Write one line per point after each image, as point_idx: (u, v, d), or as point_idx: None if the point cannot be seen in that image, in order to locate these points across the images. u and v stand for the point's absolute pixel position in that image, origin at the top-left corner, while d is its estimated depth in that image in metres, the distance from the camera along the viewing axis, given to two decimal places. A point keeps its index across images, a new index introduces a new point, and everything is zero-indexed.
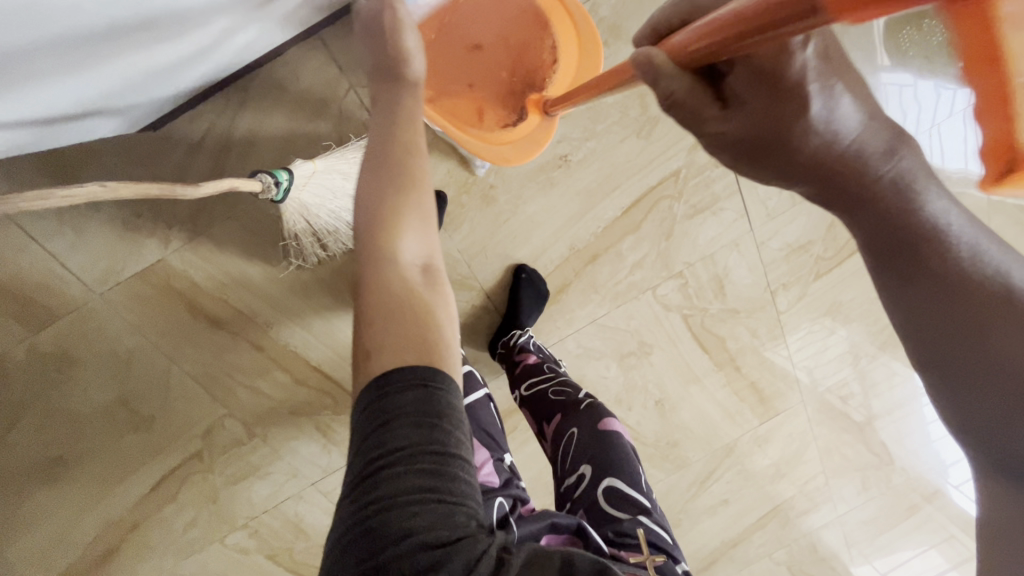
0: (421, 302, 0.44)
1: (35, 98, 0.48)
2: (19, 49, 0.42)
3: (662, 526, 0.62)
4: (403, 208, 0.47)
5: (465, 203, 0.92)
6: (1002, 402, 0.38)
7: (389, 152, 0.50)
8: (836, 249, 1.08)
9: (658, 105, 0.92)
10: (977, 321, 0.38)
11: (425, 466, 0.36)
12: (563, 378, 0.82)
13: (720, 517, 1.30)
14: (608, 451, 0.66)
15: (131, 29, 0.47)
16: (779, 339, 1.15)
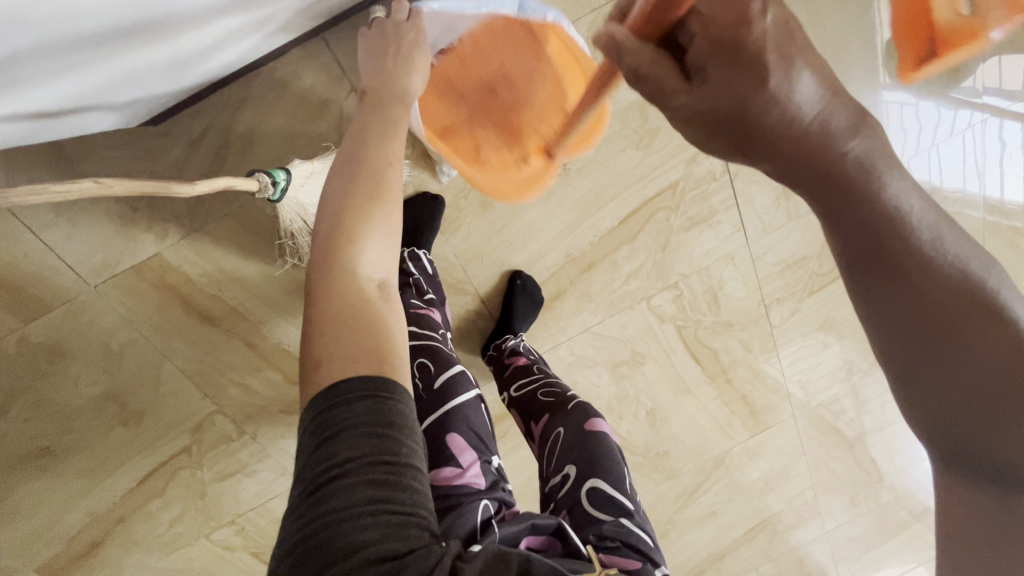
0: (378, 312, 0.42)
1: (35, 91, 0.48)
2: (22, 45, 0.42)
3: (645, 529, 0.60)
4: (370, 213, 0.46)
5: (463, 207, 0.92)
6: (968, 397, 0.37)
7: (363, 160, 0.49)
8: (832, 265, 1.08)
9: (659, 117, 0.92)
10: (947, 321, 0.37)
11: (375, 477, 0.34)
12: (552, 379, 0.82)
13: (708, 529, 1.30)
14: (594, 452, 0.65)
15: (130, 26, 0.48)
16: (772, 352, 1.15)
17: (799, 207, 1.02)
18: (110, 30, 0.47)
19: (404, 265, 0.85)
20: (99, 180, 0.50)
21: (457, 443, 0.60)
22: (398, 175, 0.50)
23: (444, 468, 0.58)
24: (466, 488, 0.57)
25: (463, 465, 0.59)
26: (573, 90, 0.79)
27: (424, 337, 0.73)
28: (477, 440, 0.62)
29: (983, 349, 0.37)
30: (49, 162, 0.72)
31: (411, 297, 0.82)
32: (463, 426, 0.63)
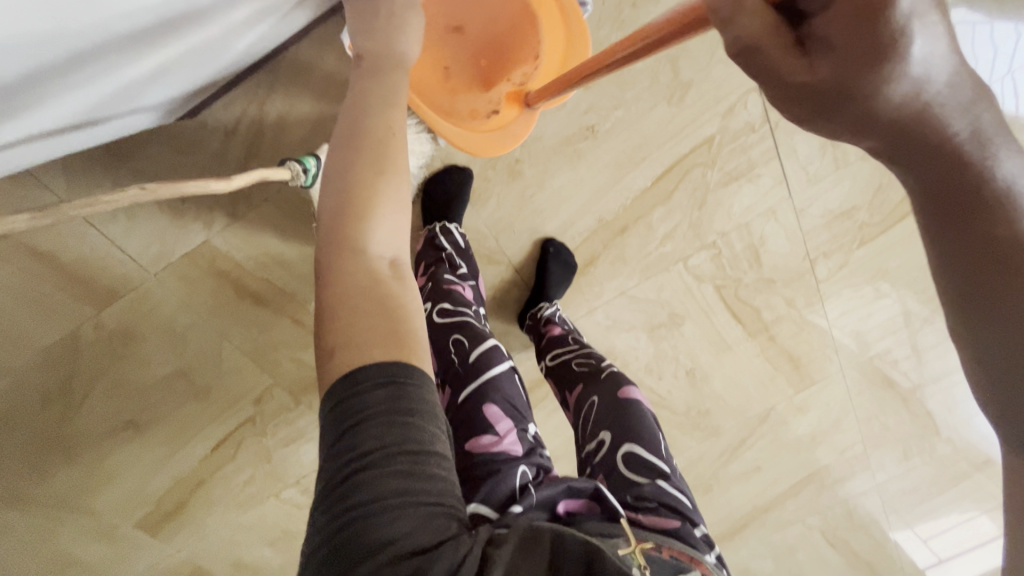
0: (391, 294, 0.43)
1: (72, 103, 0.50)
2: (58, 61, 0.44)
3: (683, 490, 0.61)
4: (377, 191, 0.47)
5: (491, 177, 0.91)
6: None
7: (365, 138, 0.49)
8: (885, 213, 1.02)
9: (691, 69, 0.87)
10: None
11: (399, 467, 0.36)
12: (587, 349, 0.83)
13: (752, 484, 1.32)
14: (628, 420, 0.66)
15: (151, 29, 0.48)
16: (817, 308, 1.12)
17: (847, 153, 0.96)
18: (133, 37, 0.48)
19: (437, 241, 0.85)
20: (145, 186, 0.53)
21: (493, 413, 0.62)
22: (403, 149, 0.50)
23: (481, 436, 0.60)
24: (503, 455, 0.58)
25: (500, 433, 0.60)
26: (550, 32, 0.80)
27: (457, 314, 0.74)
28: (513, 412, 0.64)
29: None
30: (99, 164, 0.75)
31: (445, 273, 0.82)
32: (500, 397, 0.64)
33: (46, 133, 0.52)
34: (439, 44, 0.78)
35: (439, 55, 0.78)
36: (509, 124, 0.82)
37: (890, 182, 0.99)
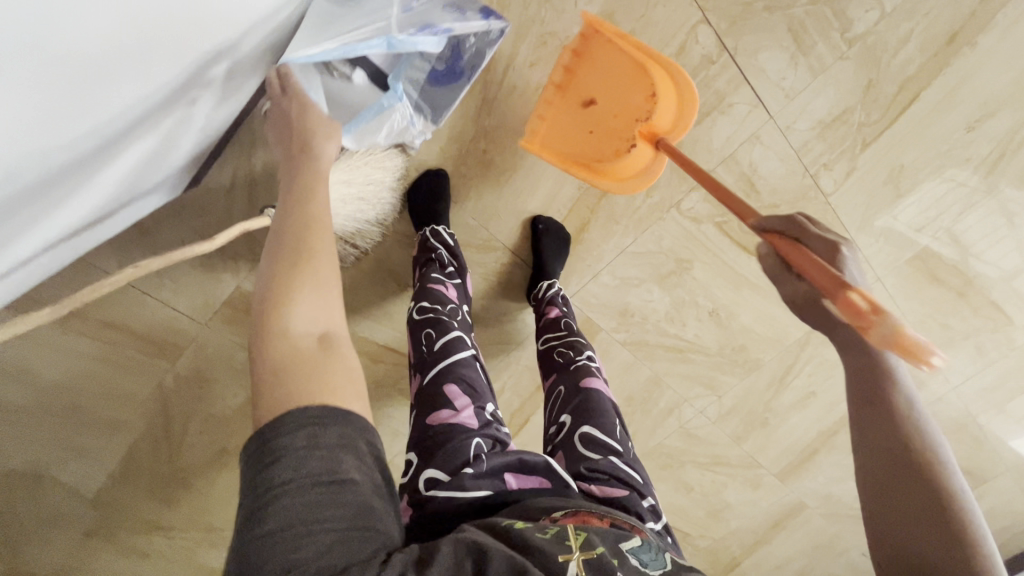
0: (319, 366, 0.47)
1: (75, 215, 0.59)
2: (71, 184, 0.53)
3: (635, 467, 0.66)
4: (299, 278, 0.52)
5: (465, 172, 0.96)
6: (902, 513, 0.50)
7: (291, 233, 0.56)
8: (882, 108, 0.96)
9: (630, 20, 0.87)
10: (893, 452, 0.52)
11: (310, 495, 0.40)
12: (573, 337, 0.86)
13: (811, 409, 1.33)
14: (586, 404, 0.72)
15: (140, 143, 0.57)
16: (836, 224, 1.07)
17: (822, 58, 0.91)
18: (125, 151, 0.56)
19: (428, 243, 0.90)
20: (137, 265, 0.61)
21: (453, 390, 0.68)
22: (325, 239, 0.56)
23: (441, 410, 0.66)
24: (460, 426, 0.64)
25: (458, 408, 0.66)
26: (657, 74, 0.81)
27: (432, 309, 0.79)
28: (474, 390, 0.69)
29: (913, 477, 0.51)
30: (135, 244, 0.88)
31: (434, 273, 0.88)
32: (459, 377, 0.70)
33: (49, 245, 0.62)
34: (577, 119, 0.88)
35: (581, 127, 0.88)
36: (649, 163, 0.85)
37: (881, 74, 0.94)
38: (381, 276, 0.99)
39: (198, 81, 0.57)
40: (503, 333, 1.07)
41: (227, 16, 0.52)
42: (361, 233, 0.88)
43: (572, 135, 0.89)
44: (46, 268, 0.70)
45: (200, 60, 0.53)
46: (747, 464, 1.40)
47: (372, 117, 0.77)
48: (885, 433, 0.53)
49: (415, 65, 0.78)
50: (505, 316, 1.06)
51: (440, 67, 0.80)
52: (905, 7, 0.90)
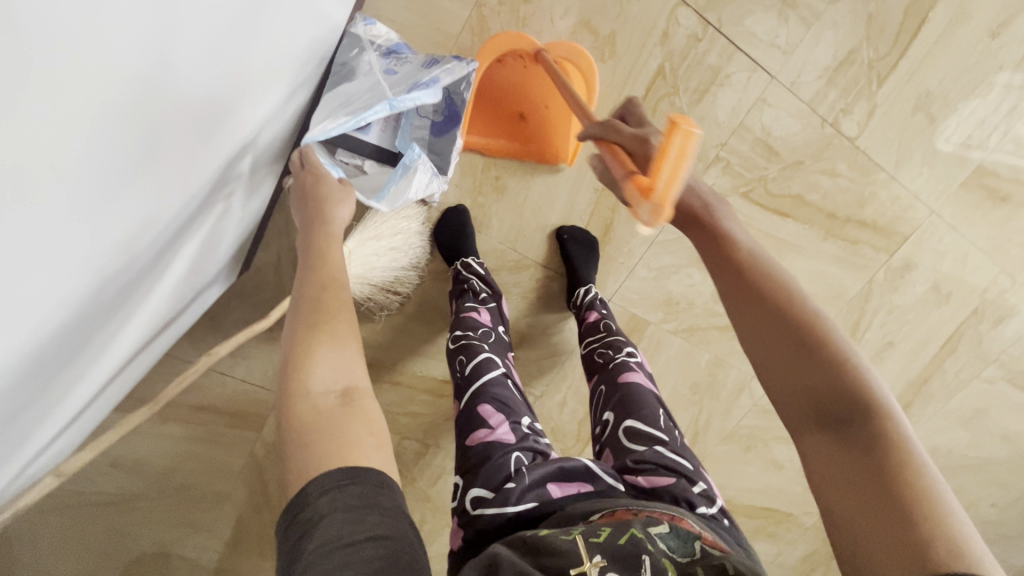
0: (337, 421, 0.49)
1: (151, 318, 0.66)
2: (149, 289, 0.59)
3: (684, 455, 0.65)
4: (315, 339, 0.55)
5: (483, 203, 0.98)
6: (776, 338, 0.48)
7: (309, 297, 0.58)
8: (890, 40, 0.93)
9: (608, 21, 0.85)
10: (746, 285, 0.52)
11: (337, 556, 0.41)
12: (613, 336, 0.87)
13: (891, 362, 1.27)
14: (627, 398, 0.72)
15: (195, 240, 0.64)
16: (870, 167, 1.03)
17: (813, 6, 0.89)
18: (186, 250, 0.63)
19: (460, 276, 0.94)
20: (212, 352, 0.68)
21: (487, 410, 0.70)
22: (338, 301, 0.59)
23: (478, 430, 0.67)
24: (498, 443, 0.65)
25: (493, 425, 0.68)
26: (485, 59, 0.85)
27: (464, 335, 0.82)
28: (508, 406, 0.71)
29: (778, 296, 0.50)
30: (209, 331, 0.97)
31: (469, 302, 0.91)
32: (491, 396, 0.71)
33: (133, 351, 0.69)
34: (530, 120, 0.93)
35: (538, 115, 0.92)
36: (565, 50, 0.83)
37: (880, 7, 0.91)
38: (425, 315, 1.03)
39: (229, 174, 0.62)
40: (553, 346, 1.09)
41: (246, 117, 0.58)
42: (400, 279, 0.93)
43: (541, 124, 0.93)
44: (135, 374, 0.78)
45: (224, 162, 0.58)
46: None
47: (400, 177, 0.77)
48: (745, 298, 0.51)
49: (415, 125, 0.84)
50: (551, 329, 1.08)
51: (437, 119, 0.85)
52: None
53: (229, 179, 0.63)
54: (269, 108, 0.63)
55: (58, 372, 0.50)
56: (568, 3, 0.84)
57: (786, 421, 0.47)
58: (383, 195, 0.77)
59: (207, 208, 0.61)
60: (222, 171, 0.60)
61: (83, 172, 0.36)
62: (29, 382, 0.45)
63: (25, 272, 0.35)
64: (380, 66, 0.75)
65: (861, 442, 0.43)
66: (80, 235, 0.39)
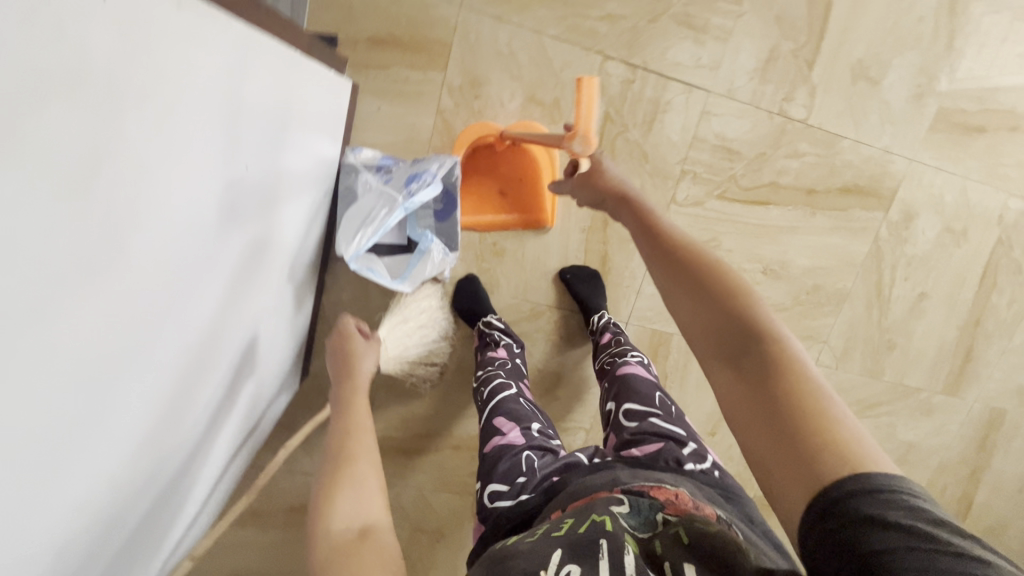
0: (357, 554, 0.52)
1: (228, 437, 0.77)
2: (224, 407, 0.70)
3: (678, 425, 0.72)
4: (340, 478, 0.60)
5: (488, 269, 1.10)
6: (684, 289, 0.59)
7: (335, 444, 0.65)
8: (804, 29, 1.02)
9: (550, 91, 0.98)
10: (660, 248, 0.63)
11: None
12: (621, 346, 0.94)
13: (931, 311, 1.25)
14: (624, 386, 0.80)
15: (253, 361, 0.76)
16: (831, 138, 1.09)
17: (724, 24, 1.00)
18: (248, 369, 0.75)
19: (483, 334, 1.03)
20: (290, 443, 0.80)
21: (500, 421, 0.77)
22: (361, 444, 0.65)
23: (493, 439, 0.75)
24: (509, 446, 0.73)
25: (506, 432, 0.75)
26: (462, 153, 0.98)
27: (485, 371, 0.90)
28: (518, 416, 0.78)
29: (684, 256, 0.61)
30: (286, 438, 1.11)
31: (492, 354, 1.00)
32: (505, 410, 0.79)
33: (219, 471, 0.80)
34: (508, 191, 1.04)
35: (513, 186, 1.04)
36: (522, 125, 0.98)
37: (784, 6, 1.00)
38: (462, 379, 1.14)
39: (270, 302, 0.76)
40: (585, 377, 1.16)
41: (275, 247, 0.72)
42: (433, 351, 1.03)
43: (519, 192, 1.04)
44: (223, 493, 0.89)
45: (263, 290, 0.72)
46: (901, 393, 1.32)
47: (417, 263, 0.88)
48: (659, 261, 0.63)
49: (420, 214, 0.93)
50: (579, 362, 1.16)
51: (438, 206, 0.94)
52: None
53: (272, 304, 0.78)
54: (294, 240, 0.79)
55: (170, 485, 0.61)
56: (512, 87, 0.97)
57: (700, 355, 0.55)
58: (404, 279, 0.88)
59: (257, 340, 0.75)
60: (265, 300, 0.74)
61: (176, 285, 0.47)
62: (147, 495, 0.55)
63: (144, 369, 0.46)
64: (376, 181, 0.89)
65: (757, 367, 0.50)
66: (175, 341, 0.50)
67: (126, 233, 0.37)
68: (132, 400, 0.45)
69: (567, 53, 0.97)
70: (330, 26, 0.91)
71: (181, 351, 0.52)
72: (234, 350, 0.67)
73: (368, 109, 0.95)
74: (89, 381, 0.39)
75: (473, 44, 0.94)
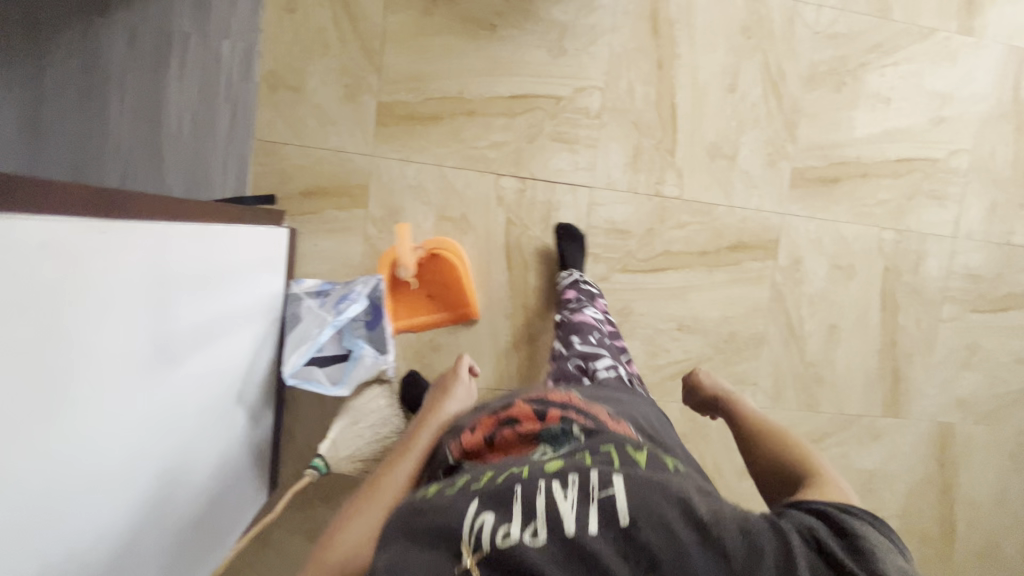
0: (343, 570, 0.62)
1: (197, 544, 0.86)
2: (188, 515, 0.81)
3: (601, 354, 0.99)
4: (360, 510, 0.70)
5: (429, 364, 1.23)
6: (757, 450, 0.82)
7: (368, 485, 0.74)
8: (660, 128, 1.23)
9: (456, 208, 1.18)
10: (746, 433, 0.86)
11: None
12: (577, 285, 1.12)
13: (846, 340, 1.36)
14: (573, 325, 1.05)
15: (213, 470, 0.87)
16: (707, 208, 1.27)
17: (592, 134, 1.21)
18: (209, 479, 0.86)
19: None
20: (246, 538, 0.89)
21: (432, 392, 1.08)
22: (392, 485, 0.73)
23: None
24: None
25: None
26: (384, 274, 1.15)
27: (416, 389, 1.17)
28: None
29: (770, 441, 0.82)
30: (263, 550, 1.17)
31: None
32: None
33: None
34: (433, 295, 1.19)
35: (437, 290, 1.19)
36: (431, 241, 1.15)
37: (639, 113, 1.22)
38: None
39: (224, 414, 0.89)
40: None
41: (224, 369, 0.86)
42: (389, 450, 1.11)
43: (443, 294, 1.19)
44: None
45: (215, 406, 0.85)
46: (843, 421, 1.39)
47: (353, 369, 1.02)
48: (765, 453, 0.81)
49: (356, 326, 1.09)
50: None
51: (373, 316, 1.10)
52: (616, 73, 1.20)
53: (226, 416, 0.90)
54: (246, 358, 0.95)
55: None
56: (425, 210, 1.17)
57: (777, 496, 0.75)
58: (342, 384, 1.02)
59: (216, 460, 0.88)
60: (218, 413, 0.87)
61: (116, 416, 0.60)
62: None
63: (89, 484, 0.58)
64: (315, 303, 1.06)
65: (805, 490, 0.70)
66: (120, 461, 0.62)
67: (71, 387, 0.53)
68: (78, 510, 0.57)
69: (465, 177, 1.18)
70: (270, 187, 1.12)
71: (132, 474, 0.65)
72: (194, 470, 0.80)
73: (307, 247, 1.15)
74: (33, 499, 0.51)
75: (387, 182, 1.16)
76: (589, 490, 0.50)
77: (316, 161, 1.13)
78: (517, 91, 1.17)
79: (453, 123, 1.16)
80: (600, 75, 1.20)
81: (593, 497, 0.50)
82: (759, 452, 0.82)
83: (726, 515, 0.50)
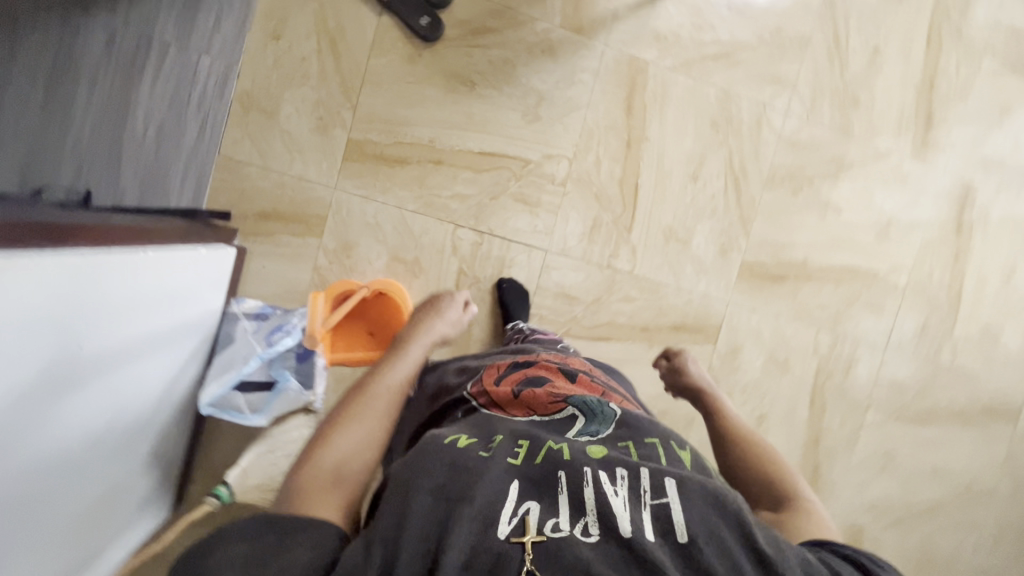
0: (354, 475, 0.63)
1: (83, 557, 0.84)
2: (75, 528, 0.79)
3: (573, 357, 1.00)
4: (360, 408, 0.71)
5: None
6: (735, 451, 0.84)
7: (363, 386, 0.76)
8: (620, 203, 1.27)
9: (411, 251, 1.20)
10: (723, 432, 0.88)
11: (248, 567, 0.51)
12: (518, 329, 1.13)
13: (772, 432, 1.40)
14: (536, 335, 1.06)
15: (107, 485, 0.84)
16: (656, 286, 1.31)
17: (553, 200, 1.24)
18: (102, 492, 0.83)
19: None
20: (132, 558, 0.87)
21: None
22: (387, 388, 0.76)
23: None
24: None
25: None
26: None
27: None
28: None
29: (746, 448, 0.84)
30: None
31: None
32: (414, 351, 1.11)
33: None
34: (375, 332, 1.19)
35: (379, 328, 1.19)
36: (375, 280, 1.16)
37: (601, 187, 1.26)
38: None
39: (132, 428, 0.87)
40: None
41: (137, 388, 0.84)
42: None
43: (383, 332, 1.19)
44: None
45: (123, 422, 0.83)
46: None
47: (274, 401, 1.02)
48: (744, 460, 0.83)
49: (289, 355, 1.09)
50: None
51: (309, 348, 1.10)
52: (585, 146, 1.24)
53: (135, 430, 0.88)
54: (173, 369, 0.94)
55: None
56: (379, 248, 1.19)
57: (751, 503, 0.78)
58: (261, 413, 1.02)
59: (114, 481, 0.86)
60: (126, 428, 0.85)
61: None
62: None
63: None
64: (252, 326, 1.06)
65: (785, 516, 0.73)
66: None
67: None
68: None
69: (423, 223, 1.20)
70: (227, 203, 1.13)
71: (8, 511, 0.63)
72: (84, 488, 0.78)
73: (254, 267, 1.15)
74: None
75: (345, 216, 1.17)
76: (641, 494, 0.57)
77: (278, 186, 1.14)
78: (487, 149, 1.20)
79: (420, 170, 1.19)
80: (570, 146, 1.24)
81: (647, 505, 0.56)
82: (738, 454, 0.84)
83: (786, 551, 0.56)
